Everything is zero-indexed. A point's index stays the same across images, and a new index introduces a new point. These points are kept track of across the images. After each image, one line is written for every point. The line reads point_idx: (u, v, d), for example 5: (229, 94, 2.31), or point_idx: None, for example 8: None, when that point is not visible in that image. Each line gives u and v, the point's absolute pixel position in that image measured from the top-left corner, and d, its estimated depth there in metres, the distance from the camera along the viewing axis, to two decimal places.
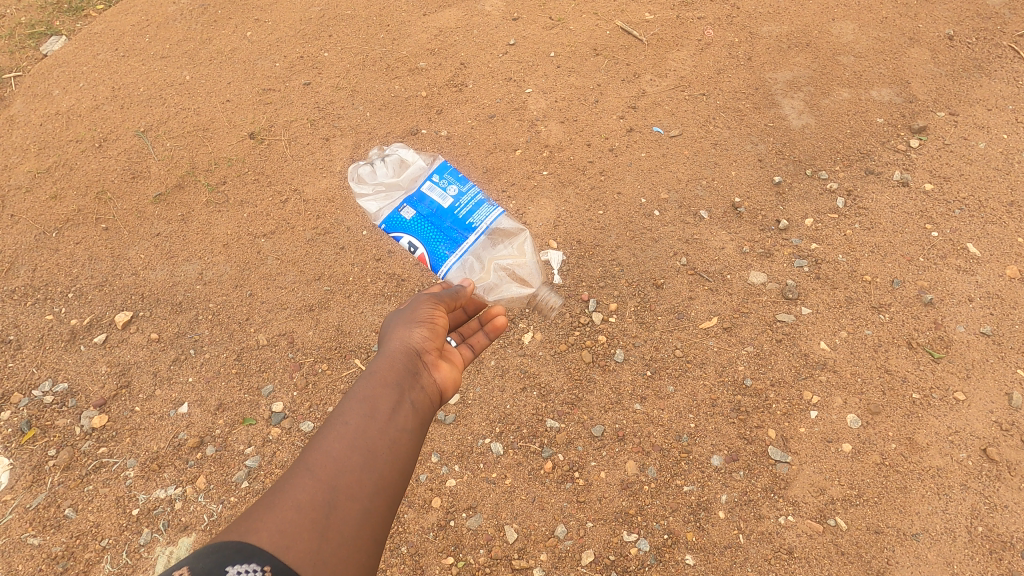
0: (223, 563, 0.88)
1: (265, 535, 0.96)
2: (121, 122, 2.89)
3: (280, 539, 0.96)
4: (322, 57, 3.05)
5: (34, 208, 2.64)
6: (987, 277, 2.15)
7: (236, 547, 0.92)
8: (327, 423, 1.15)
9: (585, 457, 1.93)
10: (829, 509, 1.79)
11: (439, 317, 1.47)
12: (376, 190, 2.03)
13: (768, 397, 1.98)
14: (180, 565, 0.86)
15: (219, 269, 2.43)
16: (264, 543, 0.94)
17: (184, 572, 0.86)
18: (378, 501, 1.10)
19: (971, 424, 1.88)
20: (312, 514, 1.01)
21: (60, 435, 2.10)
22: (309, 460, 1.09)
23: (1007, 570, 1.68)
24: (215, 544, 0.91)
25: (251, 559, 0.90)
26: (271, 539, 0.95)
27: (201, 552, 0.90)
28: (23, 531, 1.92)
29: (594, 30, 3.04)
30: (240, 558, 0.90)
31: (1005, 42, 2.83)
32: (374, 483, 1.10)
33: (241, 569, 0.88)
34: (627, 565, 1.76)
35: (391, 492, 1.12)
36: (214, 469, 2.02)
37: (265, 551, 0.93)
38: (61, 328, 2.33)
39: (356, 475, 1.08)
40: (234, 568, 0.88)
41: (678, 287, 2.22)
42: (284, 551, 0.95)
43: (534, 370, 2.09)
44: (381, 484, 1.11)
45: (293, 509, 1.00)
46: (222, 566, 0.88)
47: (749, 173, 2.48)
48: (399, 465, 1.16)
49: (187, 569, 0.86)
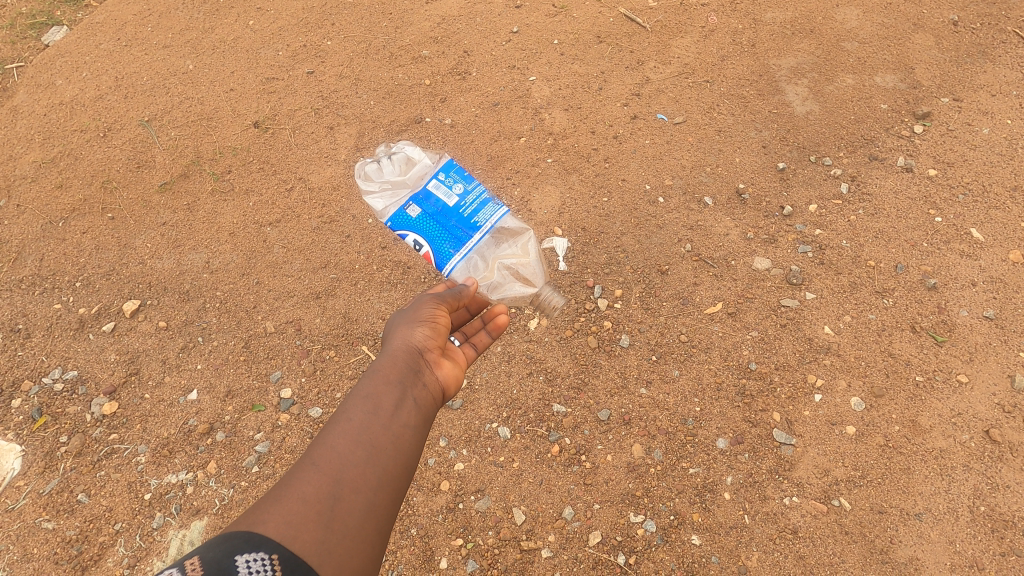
0: (232, 552, 0.89)
1: (272, 525, 0.96)
2: (125, 112, 2.89)
3: (287, 529, 0.96)
4: (325, 45, 3.05)
5: (40, 198, 2.65)
6: (990, 262, 2.16)
7: (244, 537, 0.93)
8: (331, 420, 1.16)
9: (592, 440, 1.95)
10: (832, 489, 1.82)
11: (441, 316, 1.49)
12: (382, 188, 2.02)
13: (773, 380, 2.00)
14: (192, 553, 0.87)
15: (226, 258, 2.45)
16: (271, 533, 0.95)
17: (194, 559, 0.87)
18: (382, 495, 1.09)
19: (974, 407, 1.91)
20: (318, 505, 1.01)
21: (71, 422, 2.12)
22: (314, 454, 1.09)
23: (1009, 548, 1.70)
24: (224, 535, 0.92)
25: (259, 548, 0.91)
26: (278, 529, 0.96)
27: (209, 542, 0.91)
28: (38, 515, 1.95)
29: (597, 17, 3.03)
30: (248, 547, 0.91)
31: (1010, 28, 2.82)
32: (378, 477, 1.10)
33: (250, 557, 0.89)
34: (634, 545, 1.79)
35: (394, 485, 1.12)
36: (225, 454, 2.04)
37: (272, 541, 0.93)
38: (70, 317, 2.34)
39: (360, 469, 1.09)
40: (243, 557, 0.89)
41: (682, 273, 2.23)
42: (291, 541, 0.95)
43: (540, 356, 2.11)
44: (385, 478, 1.11)
45: (299, 501, 1.01)
46: (231, 555, 0.88)
47: (754, 159, 2.49)
48: (403, 460, 1.16)
49: (197, 558, 0.87)
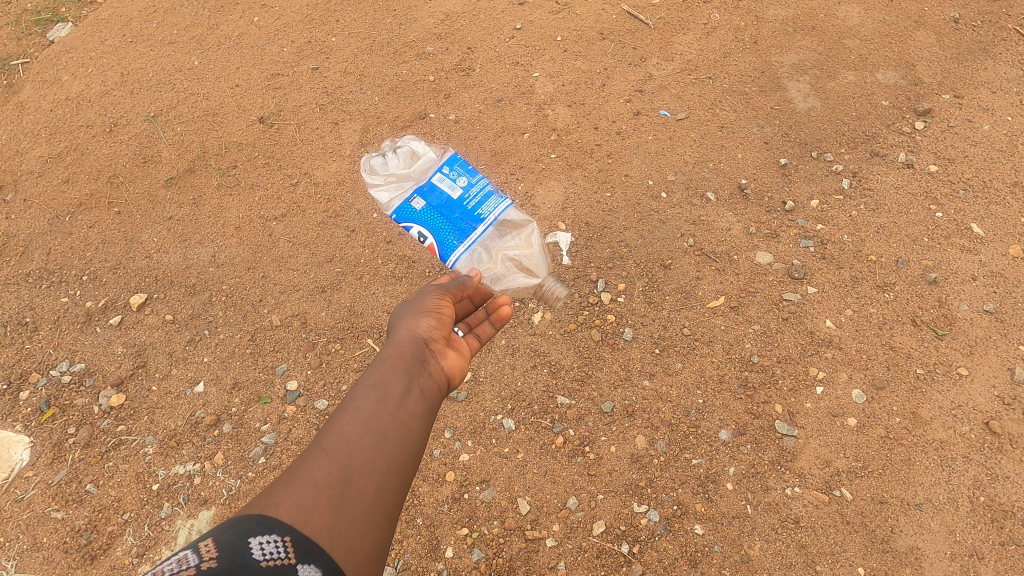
0: (245, 535, 0.90)
1: (284, 509, 0.97)
2: (131, 107, 2.91)
3: (299, 513, 0.97)
4: (329, 41, 3.07)
5: (47, 192, 2.67)
6: (990, 256, 2.18)
7: (256, 519, 0.94)
8: (340, 408, 1.18)
9: (595, 432, 1.97)
10: (834, 480, 1.84)
11: (445, 306, 1.51)
12: (387, 180, 2.08)
13: (775, 372, 2.02)
14: (205, 537, 0.88)
15: (231, 252, 2.46)
16: (283, 516, 0.96)
17: (208, 542, 0.88)
18: (391, 481, 1.11)
19: (974, 399, 1.93)
20: (328, 491, 1.03)
21: (79, 414, 2.14)
22: (323, 442, 1.11)
23: (1009, 537, 1.73)
24: (237, 518, 0.94)
25: (271, 531, 0.92)
26: (289, 512, 0.97)
27: (223, 526, 0.92)
28: (47, 505, 1.97)
29: (600, 14, 3.05)
30: (261, 530, 0.92)
31: (1010, 26, 2.84)
32: (386, 463, 1.12)
33: (263, 539, 0.90)
34: (637, 535, 1.81)
35: (403, 472, 1.14)
36: (231, 446, 2.06)
37: (284, 523, 0.94)
38: (76, 310, 2.36)
39: (369, 456, 1.10)
40: (256, 539, 0.89)
41: (685, 268, 2.25)
42: (303, 524, 0.96)
43: (544, 349, 2.13)
44: (393, 464, 1.13)
45: (310, 486, 1.02)
46: (245, 537, 0.89)
47: (756, 155, 2.50)
48: (411, 447, 1.18)
49: (211, 540, 0.88)
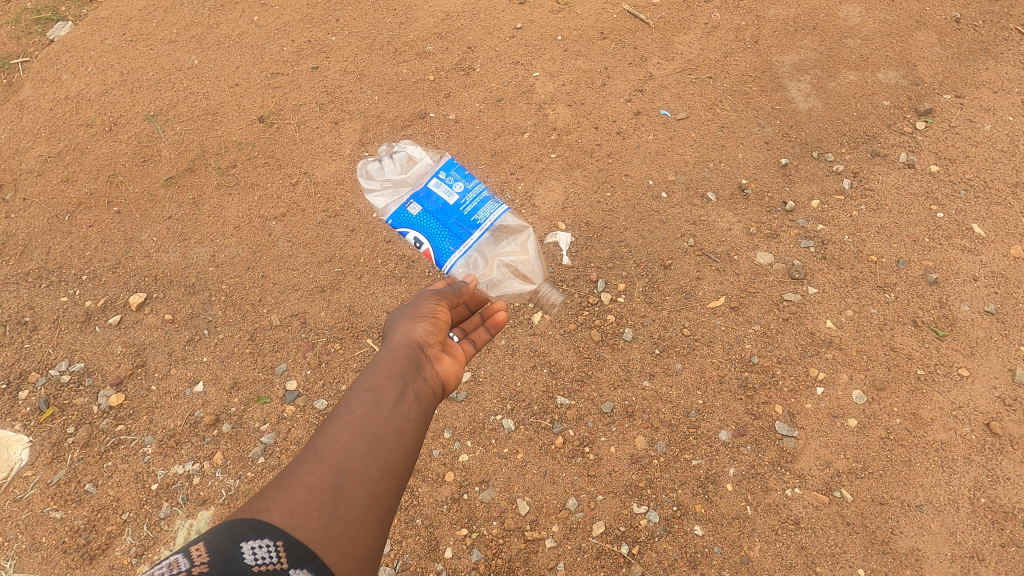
0: (238, 540, 0.90)
1: (277, 513, 0.97)
2: (131, 106, 2.90)
3: (292, 517, 0.97)
4: (329, 41, 3.06)
5: (47, 191, 2.67)
6: (991, 257, 2.17)
7: (249, 523, 0.94)
8: (333, 413, 1.17)
9: (595, 432, 1.97)
10: (834, 481, 1.83)
11: (441, 311, 1.51)
12: (383, 186, 2.05)
13: (775, 373, 2.01)
14: (197, 540, 0.88)
15: (230, 251, 2.46)
16: (276, 520, 0.95)
17: (200, 546, 0.87)
18: (384, 486, 1.11)
19: (975, 400, 1.92)
20: (321, 495, 1.02)
21: (79, 414, 2.14)
22: (317, 446, 1.10)
23: (1009, 539, 1.72)
24: (230, 522, 0.93)
25: (264, 535, 0.92)
26: (282, 517, 0.96)
27: (214, 530, 0.91)
28: (46, 505, 1.97)
29: (600, 13, 3.05)
30: (254, 535, 0.91)
31: (1012, 25, 2.83)
32: (380, 468, 1.11)
33: (255, 544, 0.90)
34: (637, 535, 1.80)
35: (397, 477, 1.14)
36: (231, 445, 2.06)
37: (276, 528, 0.94)
38: (75, 310, 2.36)
39: (363, 460, 1.10)
40: (248, 544, 0.89)
41: (685, 268, 2.24)
42: (296, 528, 0.95)
43: (544, 349, 2.12)
44: (387, 469, 1.12)
45: (303, 490, 1.02)
46: (237, 542, 0.89)
47: (756, 155, 2.50)
48: (405, 452, 1.18)
49: (203, 544, 0.88)
